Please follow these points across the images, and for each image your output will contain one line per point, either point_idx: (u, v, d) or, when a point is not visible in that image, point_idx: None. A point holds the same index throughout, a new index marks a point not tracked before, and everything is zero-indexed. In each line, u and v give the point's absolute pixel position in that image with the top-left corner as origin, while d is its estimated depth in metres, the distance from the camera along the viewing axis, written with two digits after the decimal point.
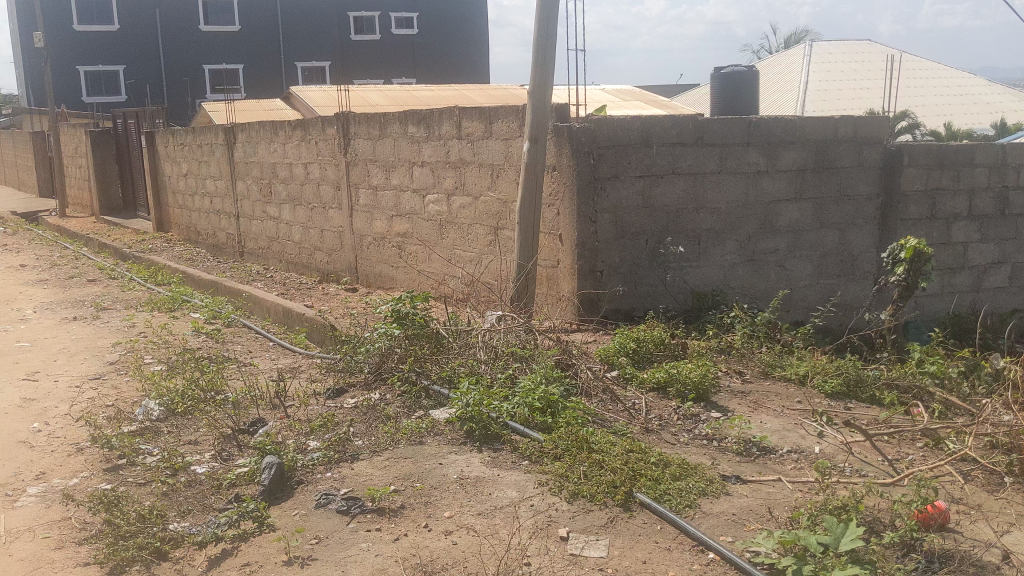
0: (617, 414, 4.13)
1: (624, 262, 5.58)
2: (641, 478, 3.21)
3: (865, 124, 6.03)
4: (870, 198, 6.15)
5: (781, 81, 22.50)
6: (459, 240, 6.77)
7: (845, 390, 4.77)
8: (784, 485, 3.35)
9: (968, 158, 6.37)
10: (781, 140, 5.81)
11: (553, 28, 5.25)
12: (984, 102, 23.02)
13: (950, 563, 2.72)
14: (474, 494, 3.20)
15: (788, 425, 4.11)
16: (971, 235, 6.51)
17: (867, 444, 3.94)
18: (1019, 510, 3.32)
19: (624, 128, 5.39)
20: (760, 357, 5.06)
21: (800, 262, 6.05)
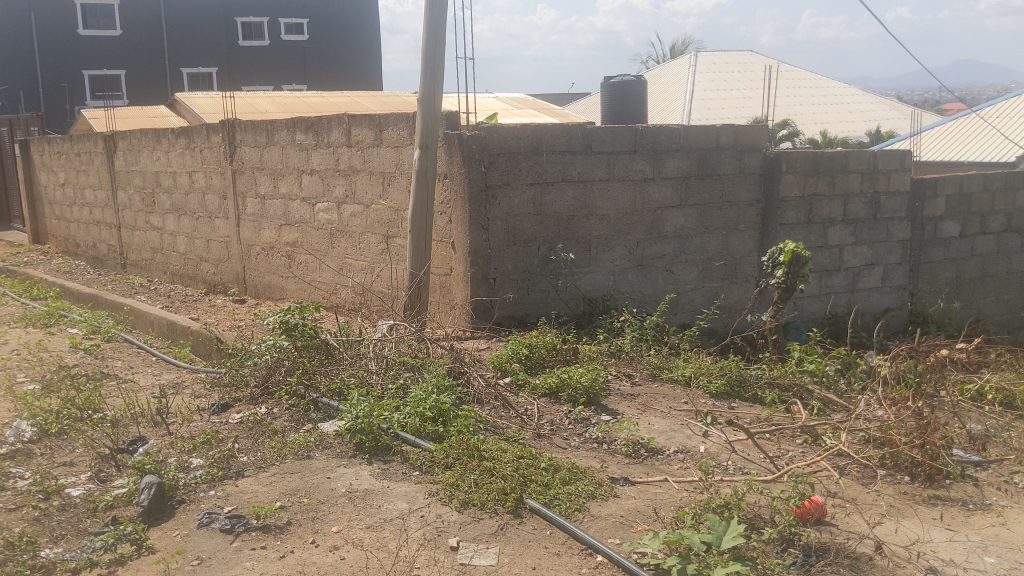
0: (509, 421, 4.14)
1: (516, 270, 5.61)
2: (531, 484, 3.23)
3: (745, 132, 6.21)
4: (751, 204, 6.35)
5: (668, 90, 23.05)
6: (350, 249, 6.68)
7: (728, 390, 4.91)
8: (671, 485, 3.43)
9: (842, 164, 6.59)
10: (666, 148, 5.94)
11: (444, 36, 5.26)
12: (858, 112, 24.07)
13: (826, 556, 2.82)
14: (364, 506, 3.16)
15: (675, 426, 4.21)
16: (846, 238, 6.74)
17: (749, 442, 4.06)
18: (889, 502, 3.49)
19: (514, 136, 5.43)
20: (648, 360, 5.16)
21: (686, 266, 6.20)
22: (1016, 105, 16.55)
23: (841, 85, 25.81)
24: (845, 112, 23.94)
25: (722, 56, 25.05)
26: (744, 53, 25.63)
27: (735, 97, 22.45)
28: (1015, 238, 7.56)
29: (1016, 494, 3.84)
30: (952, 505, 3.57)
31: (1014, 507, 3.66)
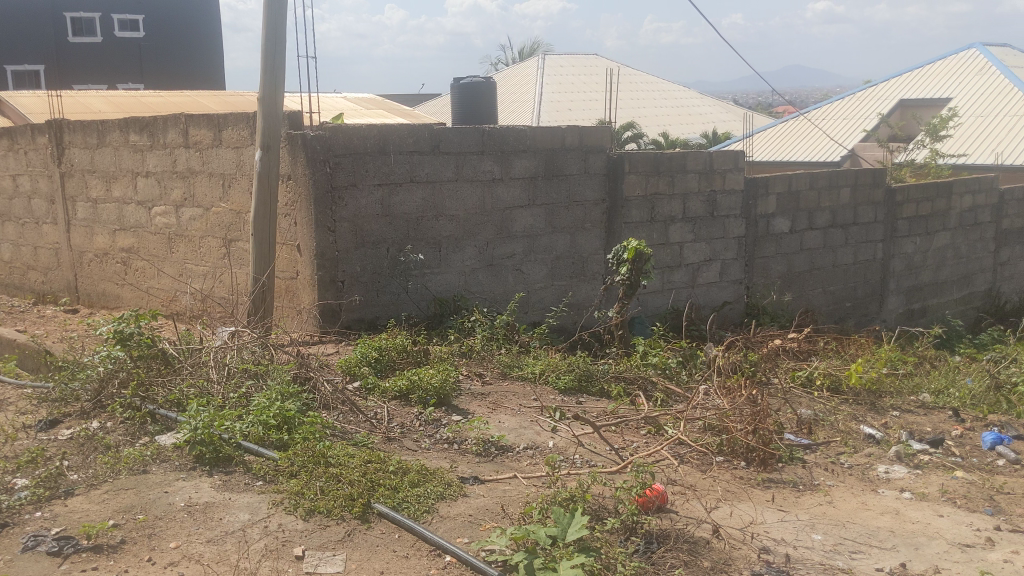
0: (358, 425, 4.09)
1: (364, 272, 5.54)
2: (379, 488, 3.20)
3: (589, 133, 6.35)
4: (596, 203, 6.49)
5: (517, 92, 23.33)
6: (190, 254, 6.44)
7: (576, 386, 5.01)
8: (520, 481, 3.47)
9: (681, 164, 6.82)
10: (513, 148, 6.00)
11: (284, 34, 5.14)
12: (697, 114, 25.08)
13: (667, 542, 2.91)
14: (203, 520, 3.04)
15: (524, 423, 4.25)
16: (686, 235, 6.99)
17: (596, 435, 4.15)
18: (726, 487, 3.65)
19: (360, 136, 5.36)
20: (499, 359, 5.20)
21: (535, 265, 6.28)
22: (839, 109, 17.62)
23: (681, 88, 26.79)
24: (685, 115, 24.87)
25: (568, 59, 25.57)
26: (589, 56, 26.22)
27: (581, 100, 22.97)
28: (840, 233, 7.99)
29: (841, 474, 4.10)
30: (783, 487, 3.77)
31: (839, 486, 3.90)
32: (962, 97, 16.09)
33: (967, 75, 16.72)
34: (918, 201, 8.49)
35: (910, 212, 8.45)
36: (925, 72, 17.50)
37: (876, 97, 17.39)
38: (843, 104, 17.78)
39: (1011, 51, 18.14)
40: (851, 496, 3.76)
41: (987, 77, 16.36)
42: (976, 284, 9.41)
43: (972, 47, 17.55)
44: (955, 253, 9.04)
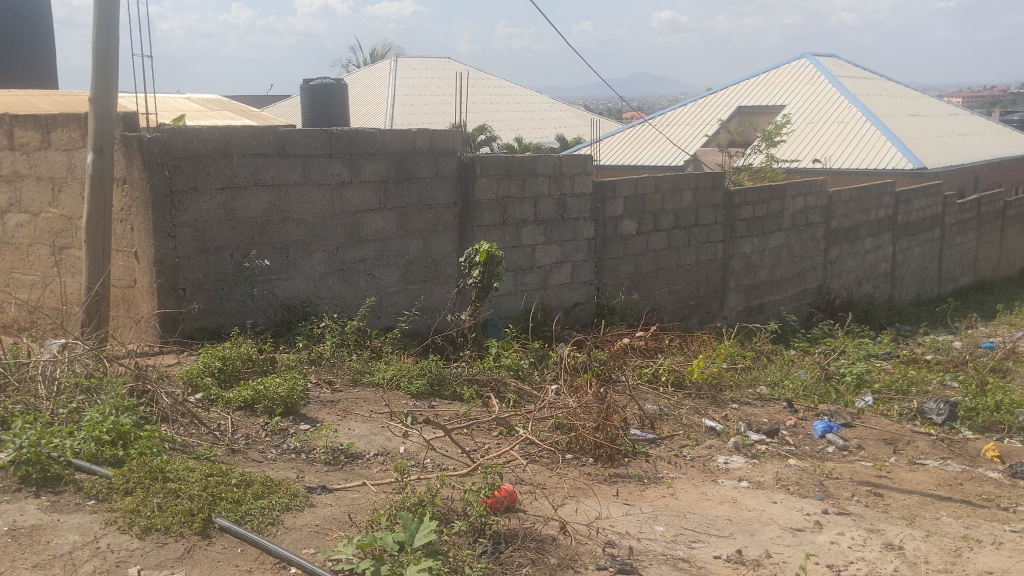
0: (200, 438, 3.94)
1: (207, 279, 5.36)
2: (221, 501, 3.10)
3: (439, 136, 6.33)
4: (448, 206, 6.48)
5: (369, 96, 23.10)
6: (17, 262, 6.05)
7: (428, 390, 5.00)
8: (368, 488, 3.45)
9: (531, 168, 6.89)
10: (362, 151, 5.93)
11: (118, 32, 4.92)
12: (548, 119, 25.50)
13: (514, 542, 2.95)
14: (29, 544, 2.85)
15: (375, 429, 4.20)
16: (537, 238, 7.08)
17: (447, 439, 4.15)
18: (572, 483, 3.72)
19: (200, 138, 5.19)
20: (349, 365, 5.13)
21: (387, 270, 6.21)
22: (683, 115, 18.29)
23: (533, 93, 27.18)
24: (537, 120, 25.25)
25: (421, 62, 25.50)
26: (442, 60, 26.24)
27: (434, 104, 22.96)
28: (684, 235, 8.28)
29: (683, 466, 4.26)
30: (629, 481, 3.88)
31: (682, 478, 4.05)
32: (794, 105, 17.00)
33: (798, 84, 17.68)
34: (754, 203, 8.90)
35: (747, 213, 8.85)
36: (761, 80, 18.39)
37: (715, 104, 18.15)
38: (686, 110, 18.46)
39: (838, 62, 19.29)
40: (692, 487, 3.90)
41: (816, 86, 17.35)
42: (809, 282, 9.95)
43: (802, 58, 18.57)
44: (790, 252, 9.52)
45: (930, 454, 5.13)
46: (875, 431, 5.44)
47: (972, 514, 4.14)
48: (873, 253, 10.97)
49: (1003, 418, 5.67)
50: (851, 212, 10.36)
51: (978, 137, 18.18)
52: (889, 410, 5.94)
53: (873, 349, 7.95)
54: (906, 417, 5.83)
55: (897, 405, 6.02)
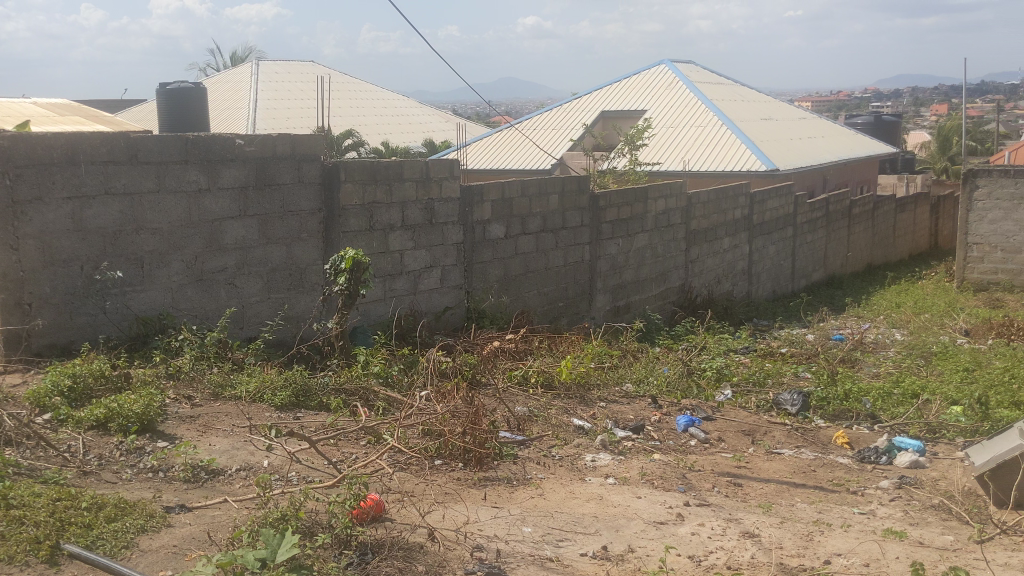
0: (48, 461, 3.73)
1: (56, 292, 5.14)
2: (70, 526, 2.95)
3: (301, 141, 6.19)
4: (312, 213, 6.33)
5: (230, 100, 22.48)
6: None
7: (293, 401, 4.89)
8: (230, 505, 3.35)
9: (397, 172, 6.81)
10: (220, 157, 5.76)
11: None
12: (415, 123, 25.41)
13: (382, 551, 2.92)
14: None
15: (237, 444, 4.08)
16: (405, 243, 6.99)
17: (313, 450, 4.07)
18: (441, 489, 3.71)
19: (44, 145, 4.97)
20: (210, 379, 4.96)
21: (249, 279, 6.02)
22: (548, 120, 18.55)
23: (400, 98, 27.03)
24: (404, 124, 25.12)
25: (283, 65, 24.97)
26: (305, 64, 25.76)
27: (298, 108, 22.51)
28: (551, 237, 8.37)
29: (552, 466, 4.31)
30: (498, 484, 3.90)
31: (550, 477, 4.10)
32: (655, 109, 17.49)
33: (658, 90, 18.21)
34: (618, 205, 9.10)
35: (612, 215, 9.05)
36: (623, 86, 18.84)
37: (579, 108, 18.48)
38: (551, 115, 18.72)
39: (694, 68, 19.96)
40: (560, 486, 3.96)
41: (675, 92, 17.91)
42: (672, 280, 10.24)
43: (661, 64, 19.13)
44: (653, 252, 9.77)
45: (785, 444, 5.37)
46: (734, 423, 5.65)
47: (824, 498, 4.35)
48: (731, 252, 11.39)
49: (851, 406, 6.01)
50: (709, 213, 10.73)
51: (825, 140, 19.16)
52: (747, 402, 6.18)
53: (733, 343, 8.25)
54: (763, 409, 6.08)
55: (754, 397, 6.26)
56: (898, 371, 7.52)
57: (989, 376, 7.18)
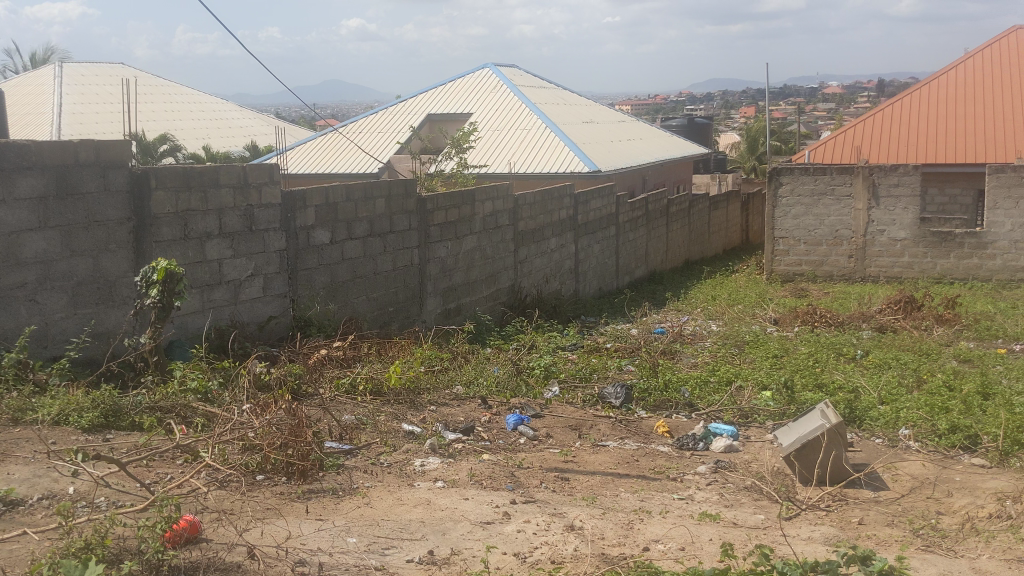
0: None
1: None
2: None
3: (107, 147, 5.86)
4: (121, 222, 5.99)
5: (31, 104, 21.05)
6: None
7: (102, 422, 4.63)
8: (29, 537, 3.13)
9: (212, 179, 6.54)
10: (15, 166, 5.38)
11: None
12: (237, 127, 24.63)
13: None
14: None
15: (39, 471, 3.82)
16: (224, 251, 6.73)
17: (123, 473, 3.86)
18: (263, 505, 3.60)
19: None
20: (8, 403, 4.62)
21: (52, 294, 5.65)
22: (373, 123, 18.37)
23: (218, 101, 26.13)
24: (224, 128, 24.30)
25: (90, 68, 23.63)
26: (114, 66, 24.48)
27: (108, 112, 21.37)
28: (378, 241, 8.27)
29: (379, 474, 4.26)
30: (323, 496, 3.82)
31: (377, 486, 4.05)
32: (480, 113, 17.65)
33: (483, 93, 18.39)
34: (445, 208, 9.11)
35: (439, 218, 9.05)
36: (448, 89, 18.91)
37: (405, 112, 18.40)
38: (377, 118, 18.56)
39: (518, 71, 20.28)
40: (387, 493, 3.92)
41: (499, 95, 18.13)
42: (501, 281, 10.34)
43: (485, 68, 19.33)
44: (481, 254, 9.84)
45: (610, 436, 5.53)
46: (561, 418, 5.77)
47: (646, 487, 4.51)
48: (558, 252, 11.64)
49: (671, 396, 6.24)
50: (535, 214, 10.93)
51: (643, 141, 19.89)
52: (574, 397, 6.32)
53: (561, 341, 8.42)
54: (589, 403, 6.23)
55: (581, 392, 6.41)
56: (714, 361, 7.89)
57: (795, 361, 7.66)
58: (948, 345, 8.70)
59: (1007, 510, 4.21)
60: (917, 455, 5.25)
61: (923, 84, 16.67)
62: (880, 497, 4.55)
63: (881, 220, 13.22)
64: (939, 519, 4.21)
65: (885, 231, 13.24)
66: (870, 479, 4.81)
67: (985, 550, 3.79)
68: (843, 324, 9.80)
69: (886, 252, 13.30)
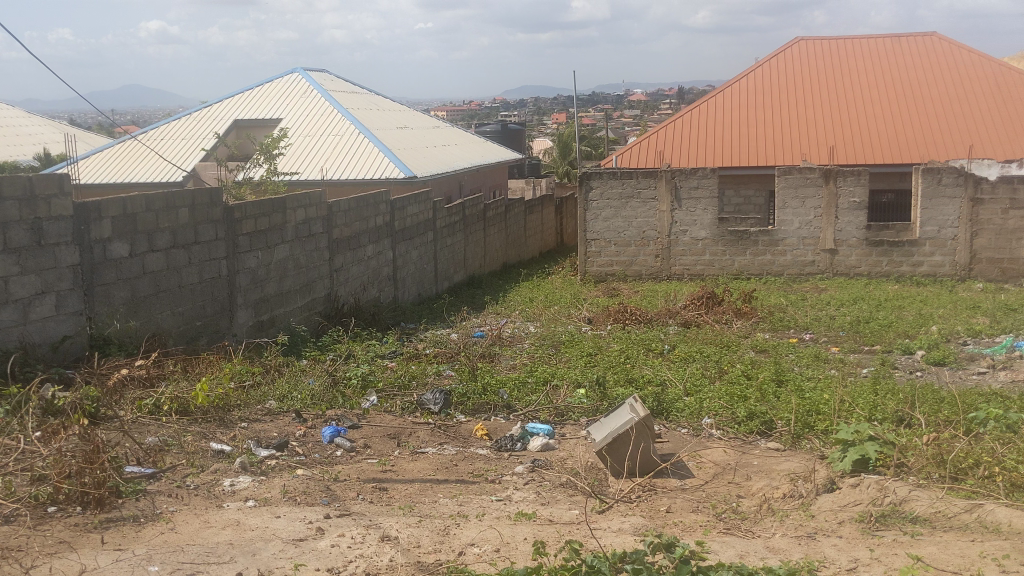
0: None
1: None
2: None
3: None
4: None
5: None
6: None
7: None
8: None
9: None
10: None
11: None
12: (24, 134, 23.05)
13: None
14: None
15: None
16: (8, 269, 6.23)
17: None
18: (56, 538, 3.38)
19: None
20: None
21: None
22: (176, 129, 17.61)
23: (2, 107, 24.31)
24: (10, 135, 22.67)
25: None
26: None
27: None
28: (182, 253, 7.91)
29: (186, 497, 4.07)
30: (123, 524, 3.62)
31: (182, 509, 3.87)
32: (290, 118, 17.23)
33: (293, 98, 17.96)
34: (254, 217, 8.83)
35: (248, 228, 8.77)
36: (255, 94, 18.36)
37: (211, 117, 17.70)
38: (180, 124, 17.79)
39: (329, 76, 19.95)
40: (193, 517, 3.74)
41: (309, 100, 17.78)
42: (316, 290, 10.12)
43: (294, 73, 18.89)
44: (295, 263, 9.61)
45: (429, 442, 5.52)
46: (379, 428, 5.71)
47: (464, 491, 4.53)
48: (375, 259, 11.52)
49: (489, 399, 6.29)
50: (350, 221, 10.77)
51: (457, 146, 20.01)
52: (392, 406, 6.25)
53: (379, 349, 8.33)
54: (408, 410, 6.18)
55: (399, 400, 6.36)
56: (531, 361, 8.04)
57: (608, 359, 7.92)
58: (746, 337, 9.24)
59: (799, 489, 4.53)
60: (719, 442, 5.54)
61: (717, 92, 17.61)
62: (686, 484, 4.77)
63: (683, 221, 13.90)
64: (739, 502, 4.46)
65: (687, 231, 13.93)
66: (677, 468, 5.03)
67: (779, 528, 4.05)
68: (651, 321, 10.21)
69: (689, 251, 13.99)
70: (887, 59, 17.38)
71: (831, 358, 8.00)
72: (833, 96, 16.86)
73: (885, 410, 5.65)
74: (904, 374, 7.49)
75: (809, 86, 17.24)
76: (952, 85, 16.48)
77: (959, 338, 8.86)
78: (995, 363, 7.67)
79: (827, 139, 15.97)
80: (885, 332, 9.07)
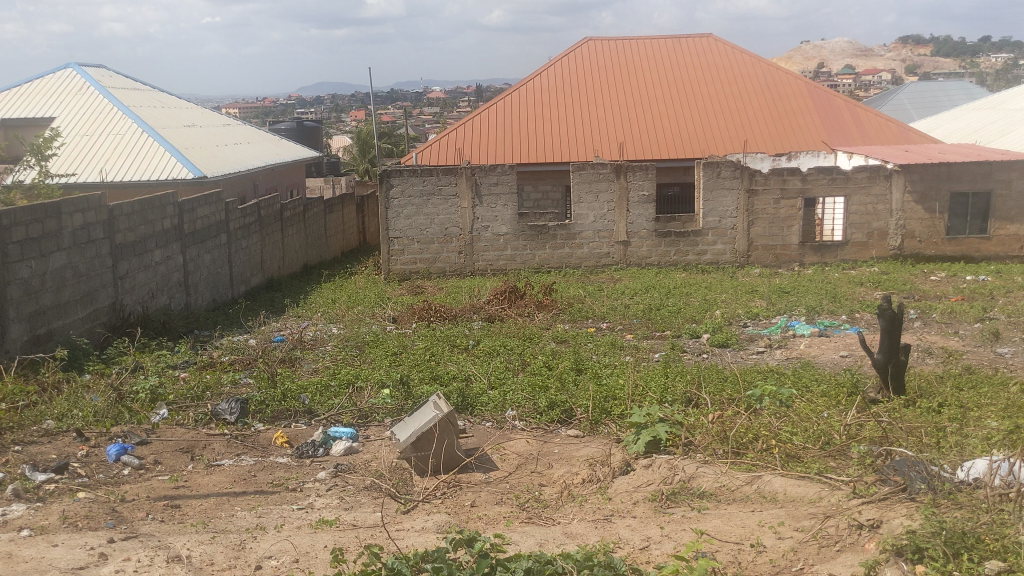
0: None
1: None
2: None
3: None
4: None
5: None
6: None
7: None
8: None
9: None
10: None
11: None
12: None
13: None
14: None
15: None
16: None
17: None
18: None
19: None
20: None
21: None
22: None
23: None
24: None
25: None
26: None
27: None
28: None
29: None
30: None
31: None
32: (64, 117, 16.09)
33: (68, 96, 16.76)
34: (25, 224, 8.19)
35: (19, 235, 8.10)
36: (24, 91, 17.00)
37: None
38: None
39: (107, 72, 18.77)
40: None
41: (86, 97, 16.65)
42: (99, 300, 9.51)
43: (68, 68, 17.62)
44: (73, 272, 8.99)
45: (225, 454, 5.31)
46: (172, 442, 5.44)
47: (264, 502, 4.38)
48: (164, 265, 10.95)
49: (289, 405, 6.12)
50: (134, 224, 10.20)
51: (250, 145, 19.36)
52: (185, 419, 5.96)
53: (170, 359, 7.92)
54: (201, 422, 5.92)
55: (193, 411, 6.07)
56: (334, 364, 7.90)
57: (412, 357, 7.91)
58: (546, 328, 9.49)
59: (597, 474, 4.69)
60: (521, 433, 5.66)
61: (512, 91, 17.91)
62: (489, 477, 4.83)
63: (484, 217, 14.08)
64: (540, 491, 4.56)
65: (488, 227, 14.13)
66: (481, 462, 5.08)
67: (578, 513, 4.18)
68: (456, 317, 10.28)
69: (491, 246, 14.20)
70: (666, 59, 18.30)
71: (626, 345, 8.34)
72: (620, 94, 17.58)
73: (674, 392, 5.94)
74: (692, 356, 7.92)
75: (598, 85, 17.86)
76: (725, 83, 17.57)
77: (740, 320, 9.48)
78: (772, 342, 8.26)
79: (616, 136, 16.62)
80: (674, 318, 9.57)
